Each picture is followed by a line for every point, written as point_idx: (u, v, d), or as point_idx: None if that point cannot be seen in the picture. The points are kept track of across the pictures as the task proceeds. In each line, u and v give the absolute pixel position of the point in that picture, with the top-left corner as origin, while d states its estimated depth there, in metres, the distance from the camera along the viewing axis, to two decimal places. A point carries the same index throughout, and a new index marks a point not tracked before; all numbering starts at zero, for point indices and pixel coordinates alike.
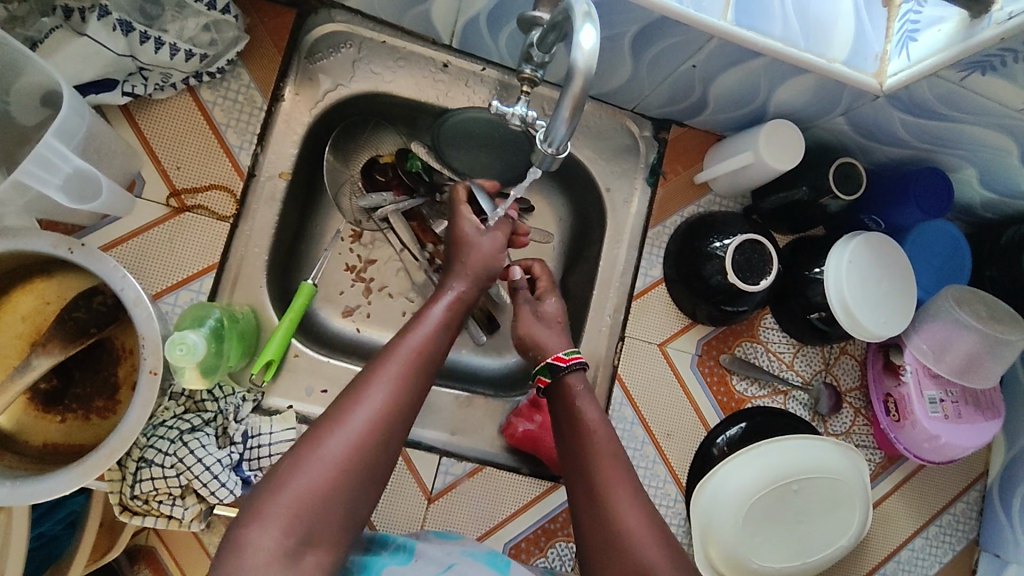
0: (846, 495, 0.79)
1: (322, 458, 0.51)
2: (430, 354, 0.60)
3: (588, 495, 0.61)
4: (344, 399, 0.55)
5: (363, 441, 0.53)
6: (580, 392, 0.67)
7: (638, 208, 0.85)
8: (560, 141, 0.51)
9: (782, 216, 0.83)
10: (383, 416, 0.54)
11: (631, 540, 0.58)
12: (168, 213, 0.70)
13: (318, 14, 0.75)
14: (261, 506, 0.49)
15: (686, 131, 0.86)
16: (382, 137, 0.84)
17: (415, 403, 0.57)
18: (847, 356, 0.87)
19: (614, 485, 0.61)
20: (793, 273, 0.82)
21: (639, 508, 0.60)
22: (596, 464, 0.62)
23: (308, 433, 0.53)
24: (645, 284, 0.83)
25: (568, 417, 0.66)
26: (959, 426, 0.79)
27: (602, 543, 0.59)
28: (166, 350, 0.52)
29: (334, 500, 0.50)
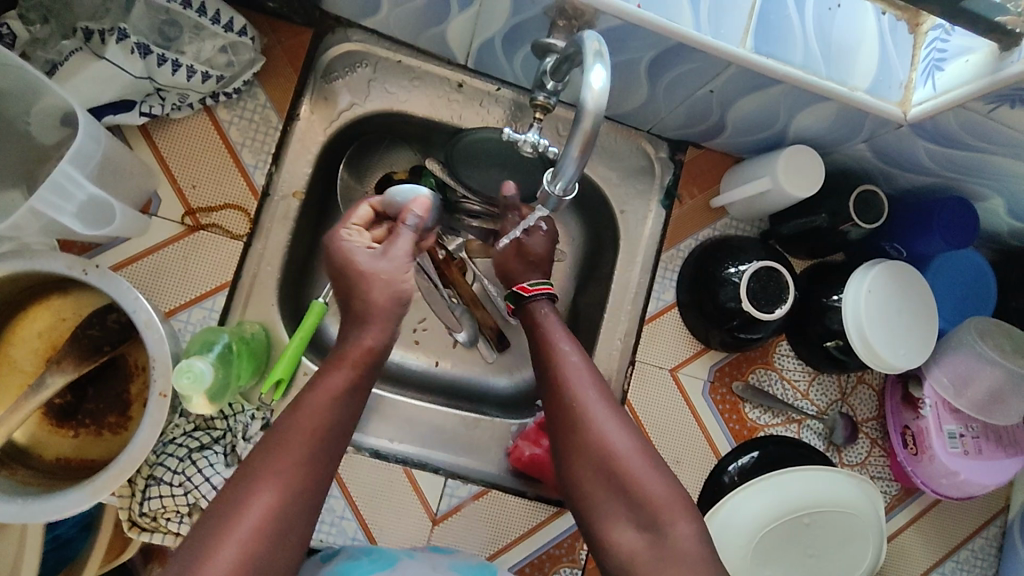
0: (859, 530, 0.77)
1: (211, 568, 0.49)
2: (327, 435, 0.56)
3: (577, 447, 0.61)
4: (225, 507, 0.52)
5: (245, 553, 0.50)
6: (544, 316, 0.69)
7: (652, 230, 0.83)
8: (570, 181, 0.50)
9: (802, 240, 0.81)
10: (266, 522, 0.52)
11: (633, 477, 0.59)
12: (182, 231, 0.70)
13: (335, 33, 0.76)
14: None
15: (703, 153, 0.84)
16: (395, 155, 0.86)
17: (305, 494, 0.54)
18: (864, 386, 0.84)
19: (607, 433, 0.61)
20: (810, 300, 0.80)
21: (620, 422, 0.62)
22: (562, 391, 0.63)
23: (191, 547, 0.51)
24: (658, 308, 0.82)
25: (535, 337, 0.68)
26: (978, 463, 0.77)
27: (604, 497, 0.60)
28: (173, 377, 0.52)
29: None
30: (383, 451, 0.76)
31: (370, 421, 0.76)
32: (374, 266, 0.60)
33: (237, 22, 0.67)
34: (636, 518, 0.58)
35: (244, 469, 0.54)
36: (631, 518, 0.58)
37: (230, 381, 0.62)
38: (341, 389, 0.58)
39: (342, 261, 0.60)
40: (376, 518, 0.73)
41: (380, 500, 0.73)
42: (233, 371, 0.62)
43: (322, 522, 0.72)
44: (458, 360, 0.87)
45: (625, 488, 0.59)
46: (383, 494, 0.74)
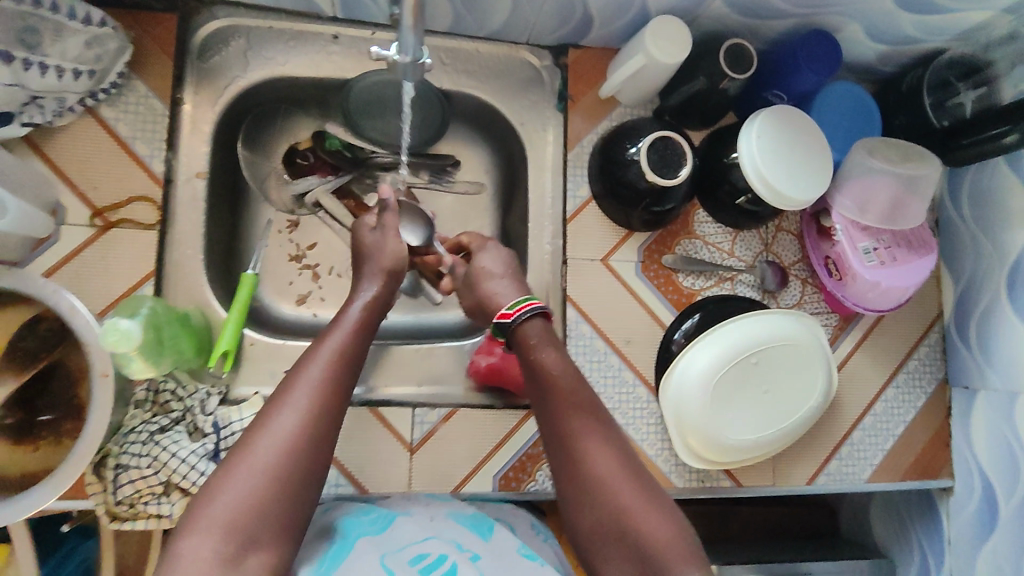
0: (803, 359, 0.82)
1: (267, 440, 0.54)
2: (353, 346, 0.63)
3: (559, 451, 0.62)
4: (267, 411, 0.57)
5: (290, 444, 0.55)
6: (539, 337, 0.67)
7: (555, 136, 0.87)
8: (413, 49, 0.61)
9: (688, 113, 0.85)
10: (306, 417, 0.56)
11: (608, 486, 0.59)
12: (95, 232, 0.71)
13: (201, 13, 0.77)
14: (195, 520, 0.51)
15: (584, 51, 0.87)
16: (295, 125, 0.88)
17: (341, 396, 0.59)
18: (784, 233, 0.89)
19: (588, 444, 0.61)
20: (711, 163, 0.84)
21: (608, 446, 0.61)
22: (577, 432, 0.62)
23: (239, 441, 0.55)
24: (576, 206, 0.85)
25: (531, 369, 0.66)
26: (896, 270, 0.81)
27: (583, 509, 0.60)
28: (100, 337, 0.53)
29: (270, 503, 0.52)
30: None
31: None
32: (376, 238, 0.74)
33: (95, 15, 0.67)
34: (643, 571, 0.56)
35: (282, 385, 0.59)
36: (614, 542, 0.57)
37: (166, 345, 0.64)
38: (362, 315, 0.66)
39: (357, 239, 0.75)
40: (356, 462, 0.75)
41: (355, 444, 0.76)
42: (167, 333, 0.64)
43: None
44: (405, 306, 0.91)
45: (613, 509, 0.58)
46: (357, 437, 0.76)
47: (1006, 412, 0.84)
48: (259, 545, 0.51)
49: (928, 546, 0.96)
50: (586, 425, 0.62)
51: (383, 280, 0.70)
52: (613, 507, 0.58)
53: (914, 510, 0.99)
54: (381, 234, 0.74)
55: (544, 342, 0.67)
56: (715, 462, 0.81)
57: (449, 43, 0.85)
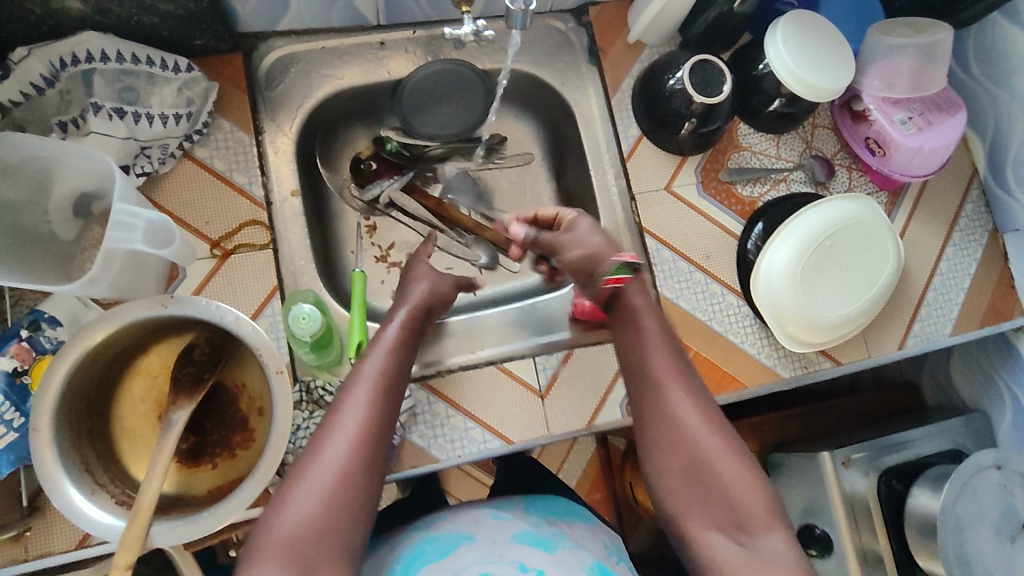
0: (874, 236, 0.88)
1: (319, 467, 0.59)
2: (391, 368, 0.67)
3: (648, 410, 0.70)
4: (315, 440, 0.61)
5: (341, 468, 0.59)
6: (637, 298, 0.75)
7: (594, 88, 0.94)
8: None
9: (711, 36, 0.92)
10: (354, 440, 0.61)
11: (701, 446, 0.66)
12: (217, 261, 0.76)
13: (260, 47, 0.84)
14: (261, 547, 0.55)
15: (603, 7, 0.94)
16: (352, 136, 0.94)
17: (388, 410, 0.64)
18: (821, 129, 0.96)
19: (671, 396, 0.69)
20: (744, 79, 0.91)
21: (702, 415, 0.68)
22: (666, 386, 0.70)
23: (292, 470, 0.60)
24: (631, 145, 0.92)
25: (632, 325, 0.74)
26: (934, 132, 0.88)
27: (677, 468, 0.66)
28: (294, 320, 0.69)
29: (329, 526, 0.57)
30: (471, 364, 0.84)
31: (443, 345, 0.85)
32: (424, 267, 0.81)
33: (181, 62, 0.75)
34: (729, 522, 0.62)
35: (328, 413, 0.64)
36: (709, 500, 0.64)
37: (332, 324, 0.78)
38: (398, 337, 0.71)
39: (409, 266, 0.82)
40: (496, 418, 0.80)
41: (490, 401, 0.81)
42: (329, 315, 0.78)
43: (453, 440, 0.79)
44: (491, 279, 0.97)
45: (702, 470, 0.65)
46: (491, 395, 0.81)
47: None
48: (327, 545, 0.56)
49: (1014, 384, 1.02)
50: (681, 385, 0.69)
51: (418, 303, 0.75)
52: (703, 469, 0.65)
53: (992, 358, 1.05)
54: (428, 266, 0.81)
55: (648, 303, 0.75)
56: (813, 343, 0.87)
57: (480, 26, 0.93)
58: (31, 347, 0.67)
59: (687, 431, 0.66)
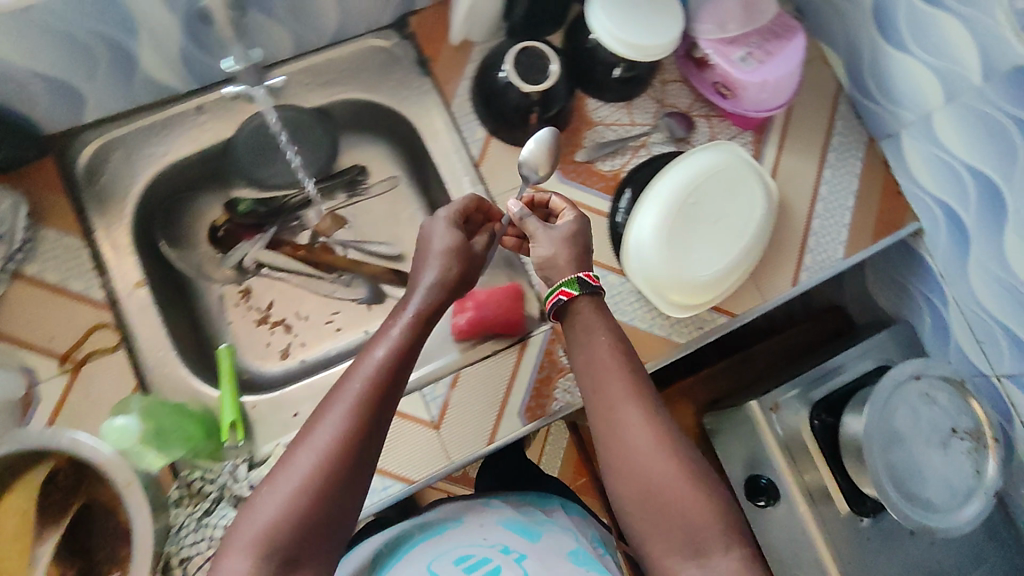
0: (739, 180, 0.88)
1: (303, 457, 0.58)
2: (396, 364, 0.64)
3: (596, 416, 0.69)
4: (308, 426, 0.60)
5: (325, 459, 0.57)
6: (590, 316, 0.72)
7: (432, 98, 0.90)
8: None
9: (535, 16, 0.89)
10: (342, 432, 0.59)
11: (641, 459, 0.65)
12: (69, 375, 0.74)
13: (72, 144, 0.81)
14: (233, 537, 0.55)
15: (422, 15, 0.90)
16: (201, 206, 0.91)
17: (387, 402, 0.63)
18: (671, 83, 0.94)
19: (621, 402, 0.67)
20: (578, 55, 0.90)
21: (650, 423, 0.66)
22: (620, 399, 0.67)
23: (281, 456, 0.60)
24: (480, 148, 0.88)
25: (584, 328, 0.72)
26: (776, 61, 0.85)
27: (622, 471, 0.65)
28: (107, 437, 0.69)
29: (308, 518, 0.56)
30: None
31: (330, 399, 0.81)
32: (438, 232, 0.74)
33: None
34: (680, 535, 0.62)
35: (327, 399, 0.62)
36: (647, 507, 0.64)
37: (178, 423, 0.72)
38: (419, 314, 0.68)
39: (426, 239, 0.74)
40: (394, 461, 0.78)
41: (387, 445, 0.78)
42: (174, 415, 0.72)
43: None
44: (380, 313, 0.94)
45: (644, 481, 0.64)
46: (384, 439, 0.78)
47: (930, 134, 0.90)
48: (300, 561, 0.55)
49: (924, 288, 1.02)
50: (632, 399, 0.67)
51: (461, 254, 0.72)
52: (643, 481, 0.64)
53: (904, 270, 1.04)
54: (441, 232, 0.74)
55: (604, 327, 0.72)
56: (700, 302, 0.87)
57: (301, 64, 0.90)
58: None
59: (631, 449, 0.65)
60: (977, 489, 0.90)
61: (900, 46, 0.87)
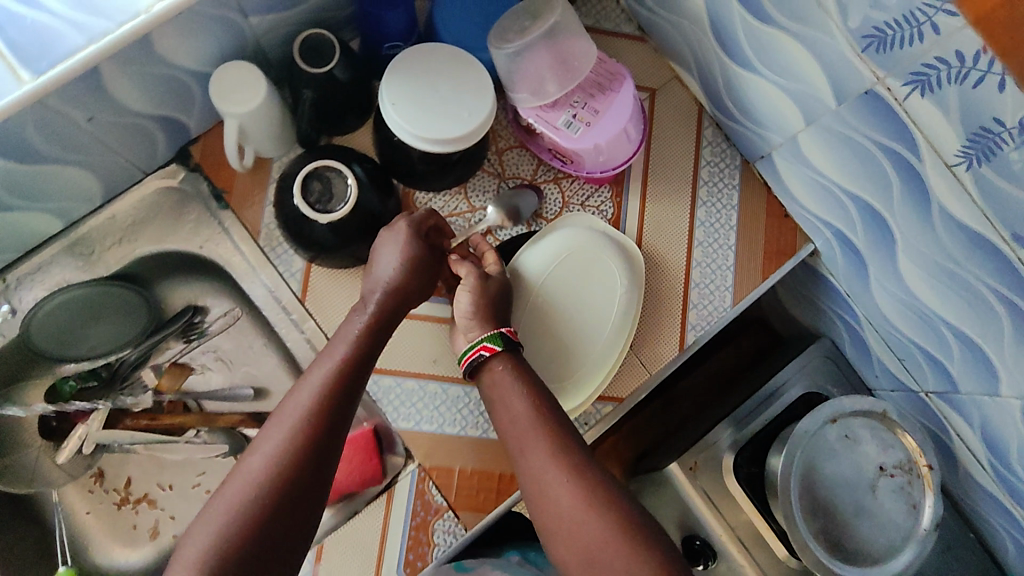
0: (596, 252, 0.79)
1: (264, 461, 0.54)
2: (354, 372, 0.62)
3: (524, 466, 0.63)
4: (263, 434, 0.57)
5: (269, 478, 0.53)
6: (503, 378, 0.68)
7: (238, 233, 0.81)
8: None
9: (330, 120, 0.77)
10: (288, 447, 0.55)
11: (575, 520, 0.59)
12: None
13: None
14: (179, 556, 0.50)
15: (205, 142, 0.80)
16: (18, 400, 0.80)
17: (341, 421, 0.58)
18: (509, 151, 0.84)
19: (542, 460, 0.62)
20: (388, 151, 0.77)
21: (583, 479, 0.61)
22: (550, 450, 0.62)
23: (247, 450, 0.56)
24: (301, 280, 0.81)
25: (504, 384, 0.67)
26: (606, 120, 0.76)
27: (556, 528, 0.59)
28: None
29: (241, 557, 0.50)
30: None
31: None
32: (382, 255, 0.70)
33: None
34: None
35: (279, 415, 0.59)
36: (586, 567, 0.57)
37: None
38: (367, 331, 0.65)
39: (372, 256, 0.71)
40: None
41: None
42: None
43: None
44: None
45: (579, 539, 0.58)
46: None
47: (798, 155, 0.79)
48: None
49: (835, 305, 0.93)
50: (553, 447, 0.63)
51: (412, 257, 0.70)
52: (577, 539, 0.58)
53: (811, 286, 0.95)
54: (383, 255, 0.70)
55: (522, 387, 0.67)
56: (585, 397, 0.78)
57: (96, 219, 0.80)
58: None
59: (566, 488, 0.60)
60: (913, 531, 0.83)
61: (748, 65, 0.75)
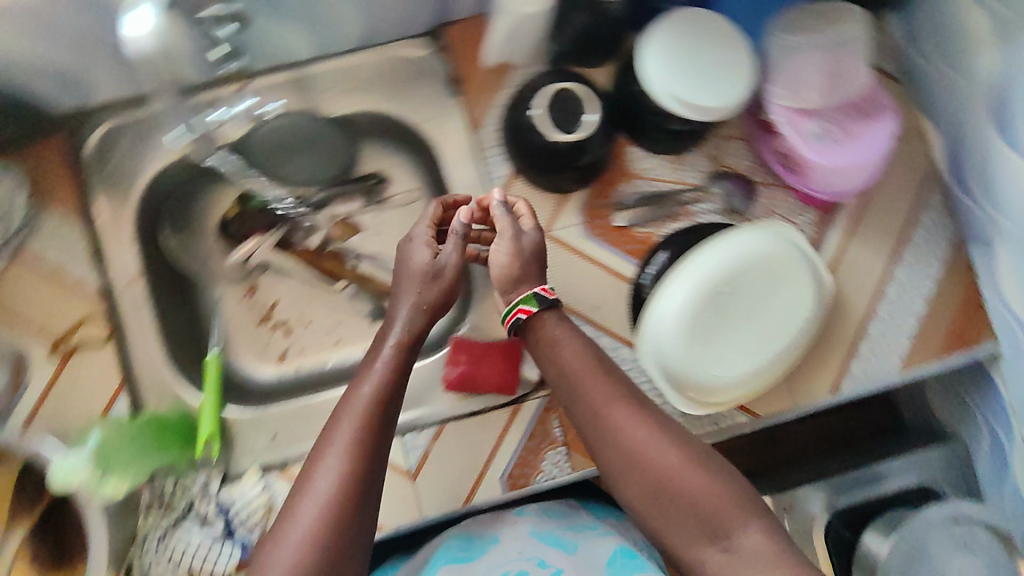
0: (775, 261, 0.76)
1: (319, 482, 0.58)
2: (382, 411, 0.63)
3: (586, 416, 0.66)
4: (309, 467, 0.60)
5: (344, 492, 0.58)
6: (556, 329, 0.70)
7: (458, 123, 0.83)
8: None
9: (583, 51, 0.79)
10: (351, 472, 0.58)
11: (645, 454, 0.62)
12: (58, 363, 0.75)
13: (84, 126, 0.79)
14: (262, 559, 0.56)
15: (459, 26, 0.82)
16: (213, 196, 0.83)
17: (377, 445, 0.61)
18: (731, 141, 0.82)
19: (608, 404, 0.65)
20: (625, 97, 0.78)
21: (651, 427, 0.63)
22: (607, 401, 0.65)
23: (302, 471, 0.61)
24: (500, 187, 0.82)
25: (548, 343, 0.69)
26: (856, 143, 0.75)
27: (626, 473, 0.62)
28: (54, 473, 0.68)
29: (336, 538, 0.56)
30: None
31: None
32: (412, 249, 0.73)
33: None
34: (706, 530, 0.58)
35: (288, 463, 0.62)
36: (674, 511, 0.60)
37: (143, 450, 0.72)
38: (395, 361, 0.66)
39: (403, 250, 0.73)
40: None
41: None
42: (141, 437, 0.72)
43: None
44: None
45: (660, 484, 0.61)
46: None
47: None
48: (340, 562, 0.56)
49: (992, 417, 0.87)
50: (613, 396, 0.65)
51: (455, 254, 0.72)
52: (654, 478, 0.61)
53: (967, 386, 0.90)
54: (414, 247, 0.73)
55: (577, 336, 0.70)
56: (728, 400, 0.76)
57: (327, 65, 0.84)
58: None
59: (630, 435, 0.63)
60: None
61: None
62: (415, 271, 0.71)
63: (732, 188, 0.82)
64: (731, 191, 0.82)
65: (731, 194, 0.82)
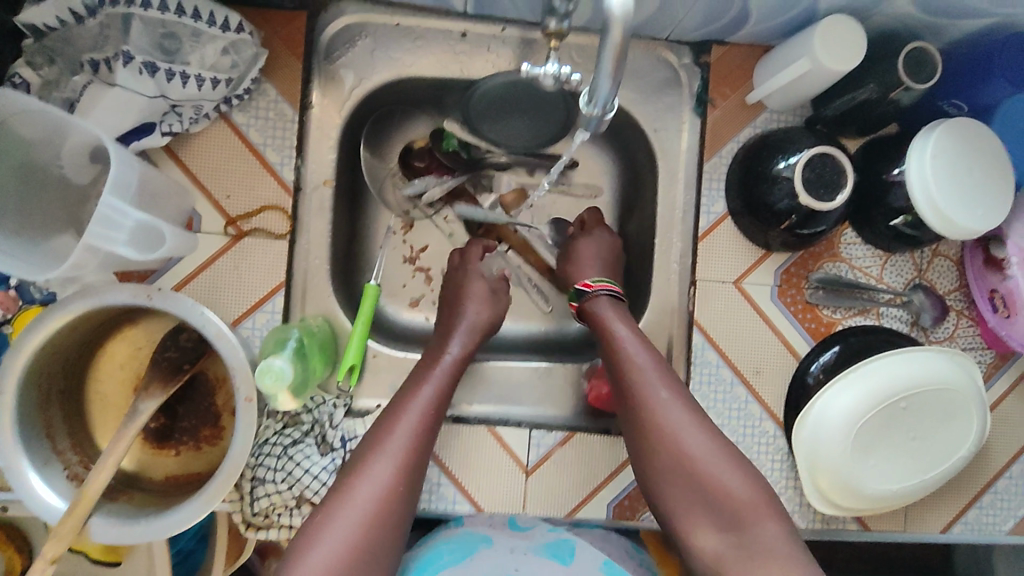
0: (954, 390, 0.74)
1: (370, 485, 0.61)
2: (426, 422, 0.66)
3: (620, 395, 0.69)
4: (361, 456, 0.64)
5: (383, 496, 0.61)
6: (603, 311, 0.73)
7: (689, 143, 0.80)
8: (604, 101, 0.49)
9: (849, 121, 0.76)
10: (388, 488, 0.62)
11: (663, 427, 0.65)
12: (229, 241, 0.71)
13: (328, 10, 0.74)
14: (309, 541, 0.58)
15: (730, 48, 0.78)
16: (411, 125, 0.86)
17: (420, 461, 0.65)
18: (941, 258, 0.81)
19: (643, 379, 0.68)
20: (869, 180, 0.76)
21: (682, 405, 0.66)
22: (640, 382, 0.68)
23: (359, 450, 0.64)
24: (710, 223, 0.79)
25: (595, 323, 0.74)
26: None
27: (642, 446, 0.67)
28: (258, 379, 0.56)
29: (375, 529, 0.60)
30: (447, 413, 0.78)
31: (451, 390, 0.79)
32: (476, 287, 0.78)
33: (232, 21, 0.66)
34: (720, 522, 0.62)
35: (368, 439, 0.65)
36: (681, 483, 0.64)
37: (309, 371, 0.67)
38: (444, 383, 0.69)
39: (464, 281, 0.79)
40: (473, 479, 0.75)
41: (471, 461, 0.75)
42: (307, 364, 0.66)
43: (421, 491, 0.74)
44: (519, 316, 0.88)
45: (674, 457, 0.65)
46: (473, 456, 0.75)
47: None
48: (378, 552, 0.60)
49: None
50: (654, 371, 0.68)
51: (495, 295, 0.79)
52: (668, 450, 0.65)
53: None
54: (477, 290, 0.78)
55: (612, 313, 0.73)
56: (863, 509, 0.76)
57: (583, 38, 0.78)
58: (19, 294, 0.65)
59: (660, 418, 0.66)
60: None
61: None
62: (468, 303, 0.77)
63: (926, 302, 0.80)
64: (925, 305, 0.80)
65: (924, 309, 0.80)
